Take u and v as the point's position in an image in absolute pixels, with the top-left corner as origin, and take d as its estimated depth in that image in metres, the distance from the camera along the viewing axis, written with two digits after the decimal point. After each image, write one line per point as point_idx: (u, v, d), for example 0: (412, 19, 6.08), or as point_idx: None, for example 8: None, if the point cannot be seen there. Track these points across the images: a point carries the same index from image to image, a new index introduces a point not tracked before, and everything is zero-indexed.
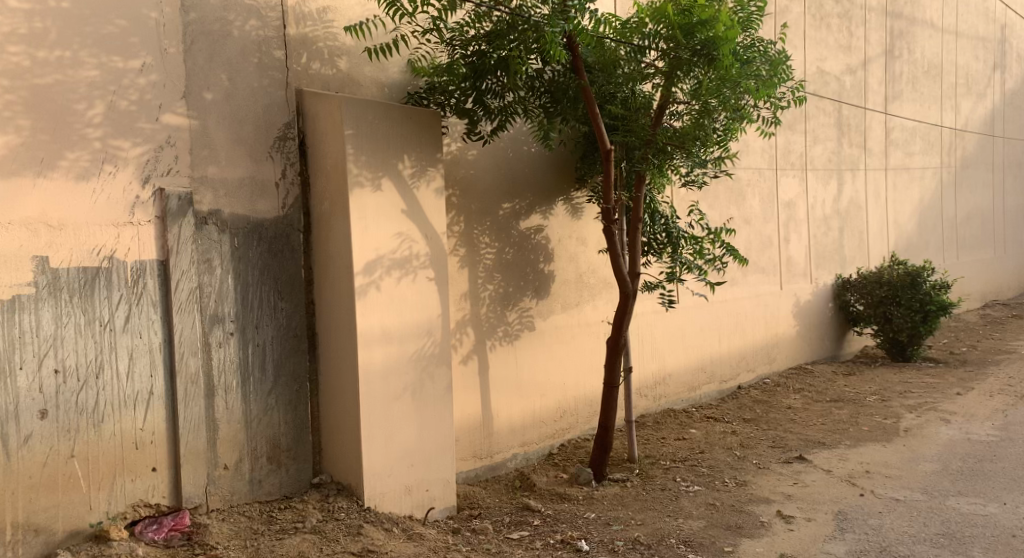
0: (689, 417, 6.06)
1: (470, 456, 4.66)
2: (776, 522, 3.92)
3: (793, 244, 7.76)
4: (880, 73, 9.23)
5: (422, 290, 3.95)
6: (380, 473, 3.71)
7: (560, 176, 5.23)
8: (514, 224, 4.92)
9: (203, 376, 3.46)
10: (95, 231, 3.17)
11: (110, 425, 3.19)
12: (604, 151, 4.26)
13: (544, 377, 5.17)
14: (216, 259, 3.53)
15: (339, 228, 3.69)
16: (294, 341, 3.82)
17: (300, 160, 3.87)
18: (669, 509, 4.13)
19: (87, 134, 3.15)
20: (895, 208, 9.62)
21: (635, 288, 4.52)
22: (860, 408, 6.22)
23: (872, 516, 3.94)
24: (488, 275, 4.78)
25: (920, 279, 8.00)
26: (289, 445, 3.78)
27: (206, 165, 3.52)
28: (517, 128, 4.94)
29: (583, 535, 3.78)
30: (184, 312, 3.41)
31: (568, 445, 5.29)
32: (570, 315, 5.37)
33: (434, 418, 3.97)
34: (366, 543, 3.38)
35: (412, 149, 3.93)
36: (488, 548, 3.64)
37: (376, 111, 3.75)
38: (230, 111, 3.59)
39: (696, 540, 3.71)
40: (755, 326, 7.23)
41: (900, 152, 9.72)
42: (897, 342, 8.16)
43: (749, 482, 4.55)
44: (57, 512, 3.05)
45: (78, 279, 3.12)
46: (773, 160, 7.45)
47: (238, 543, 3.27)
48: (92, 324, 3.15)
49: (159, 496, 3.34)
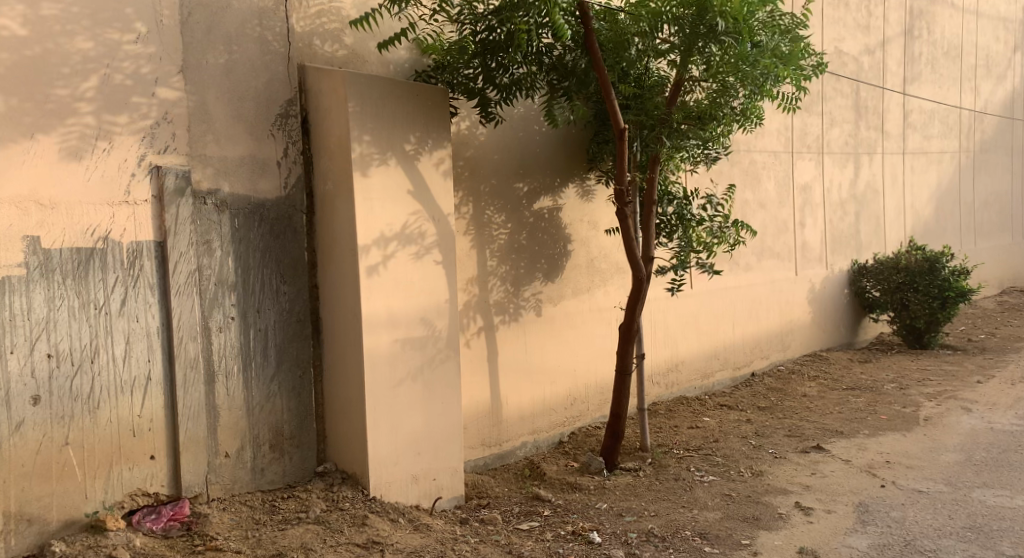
0: (703, 405, 5.93)
1: (478, 444, 4.54)
2: (794, 514, 3.79)
3: (808, 228, 7.59)
4: (899, 54, 9.00)
5: (430, 273, 3.82)
6: (386, 461, 3.60)
7: (571, 158, 5.08)
8: (525, 207, 4.78)
9: (203, 362, 3.35)
10: (89, 210, 3.05)
11: (106, 412, 3.08)
12: (618, 132, 4.09)
13: (555, 363, 5.04)
14: (216, 241, 3.41)
15: (343, 209, 3.56)
16: (297, 325, 3.70)
17: (302, 138, 3.73)
18: (684, 500, 4.01)
19: (79, 107, 3.02)
20: (913, 192, 9.41)
21: (649, 273, 4.37)
22: (878, 396, 6.08)
23: (895, 509, 3.81)
24: (498, 257, 4.64)
25: (940, 264, 7.82)
26: (292, 432, 3.67)
27: (205, 142, 3.39)
28: (527, 108, 4.78)
29: (595, 527, 3.67)
30: (183, 294, 3.29)
31: (578, 433, 5.16)
32: (580, 300, 5.23)
33: (442, 404, 3.85)
34: (371, 534, 3.28)
35: (418, 125, 3.78)
36: (497, 539, 3.52)
37: (381, 88, 3.60)
38: (230, 86, 3.46)
39: (712, 533, 3.58)
40: (770, 312, 7.08)
41: (918, 135, 9.50)
42: (913, 329, 8.00)
43: (765, 472, 4.43)
44: (50, 501, 2.95)
45: (71, 260, 3.00)
46: (789, 143, 7.26)
47: (239, 534, 3.17)
48: (86, 307, 3.04)
49: (157, 485, 3.24)
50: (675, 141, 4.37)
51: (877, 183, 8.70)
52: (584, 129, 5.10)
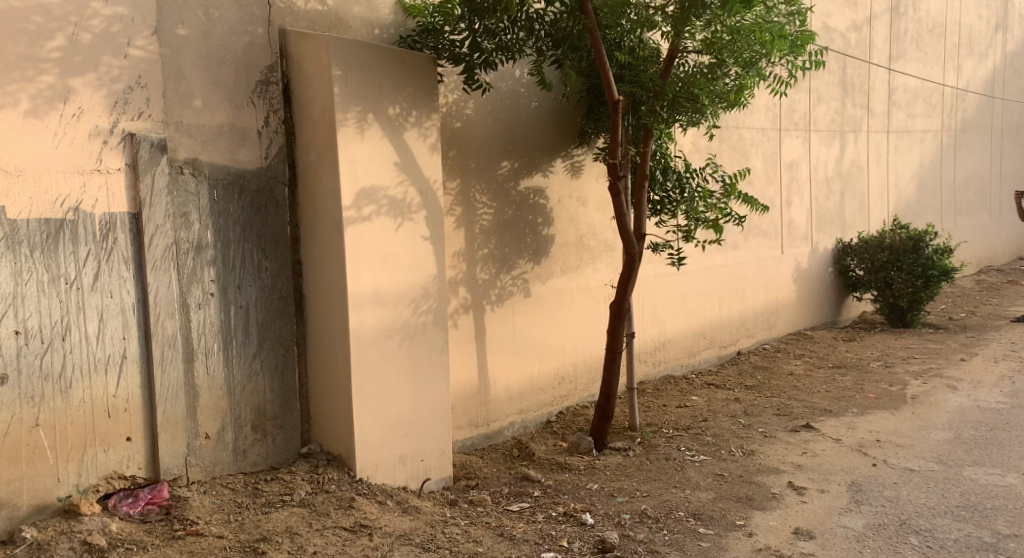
0: (690, 384, 5.88)
1: (466, 424, 4.46)
2: (787, 494, 3.75)
3: (794, 207, 7.54)
4: (885, 31, 8.94)
5: (417, 249, 3.69)
6: (372, 442, 3.48)
7: (561, 132, 4.95)
8: (513, 183, 4.65)
9: (181, 340, 3.20)
10: (58, 178, 2.88)
11: (79, 391, 2.93)
12: (612, 104, 3.96)
13: (542, 342, 4.95)
14: (194, 214, 3.26)
15: (327, 180, 3.41)
16: (279, 303, 3.56)
17: (284, 107, 3.57)
18: (676, 480, 3.95)
19: (43, 68, 2.83)
20: (896, 171, 9.40)
21: (641, 250, 4.29)
22: (864, 375, 6.07)
23: (887, 488, 3.78)
24: (485, 234, 4.52)
25: (923, 243, 7.85)
26: (275, 413, 3.54)
27: (181, 109, 3.22)
28: (517, 81, 4.65)
29: (587, 508, 3.59)
30: (159, 269, 3.13)
31: (567, 413, 5.09)
32: (568, 278, 5.12)
33: (430, 384, 3.74)
34: (359, 518, 3.18)
35: (405, 94, 3.63)
36: (487, 521, 3.43)
37: (367, 53, 3.45)
38: (207, 50, 3.29)
39: (706, 513, 3.52)
40: (756, 291, 7.04)
41: (902, 113, 9.48)
42: (897, 308, 8.00)
43: (756, 452, 4.38)
44: (20, 486, 2.80)
45: (39, 231, 2.83)
46: (777, 119, 7.19)
47: (221, 518, 3.05)
48: (55, 282, 2.87)
49: (134, 467, 3.10)
50: (670, 115, 4.28)
51: (862, 161, 8.67)
52: (575, 103, 4.98)
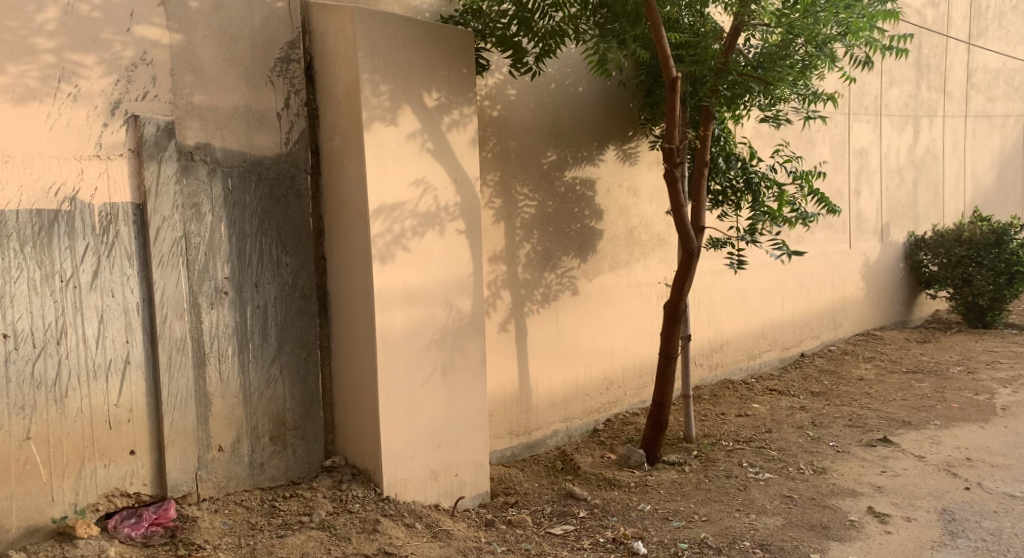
0: (751, 389, 5.42)
1: (505, 433, 4.10)
2: (868, 522, 3.30)
3: (863, 197, 6.98)
4: (964, 7, 8.23)
5: (452, 243, 3.33)
6: (401, 455, 3.16)
7: (613, 117, 4.55)
8: (558, 173, 4.26)
9: (191, 343, 2.91)
10: (52, 165, 2.61)
11: (76, 400, 2.67)
12: (669, 82, 3.53)
13: (589, 343, 4.55)
14: (206, 204, 2.96)
15: (351, 168, 3.08)
16: (301, 302, 3.24)
17: (306, 88, 3.25)
18: (739, 502, 3.53)
19: (38, 44, 2.57)
20: (975, 158, 8.70)
21: (700, 246, 3.84)
22: (945, 381, 5.52)
23: (986, 518, 3.31)
24: (527, 228, 4.15)
25: (1008, 236, 7.09)
26: (296, 422, 3.24)
27: (192, 89, 2.92)
28: (564, 61, 4.25)
29: (639, 534, 3.21)
30: (166, 266, 2.85)
31: (615, 420, 4.69)
32: (618, 274, 4.72)
33: (465, 391, 3.39)
34: (383, 544, 2.84)
35: (440, 75, 3.27)
36: (527, 548, 3.07)
37: (396, 30, 3.09)
38: (220, 24, 2.98)
39: (775, 544, 3.10)
40: (822, 289, 6.53)
41: (982, 97, 8.76)
42: (975, 306, 7.36)
43: (829, 470, 3.92)
44: (10, 505, 2.54)
45: (31, 225, 2.57)
46: (845, 103, 6.63)
47: (231, 542, 2.75)
48: (49, 279, 2.61)
49: (138, 484, 2.83)
50: (733, 95, 3.84)
51: (936, 148, 8.02)
52: (631, 84, 4.58)
